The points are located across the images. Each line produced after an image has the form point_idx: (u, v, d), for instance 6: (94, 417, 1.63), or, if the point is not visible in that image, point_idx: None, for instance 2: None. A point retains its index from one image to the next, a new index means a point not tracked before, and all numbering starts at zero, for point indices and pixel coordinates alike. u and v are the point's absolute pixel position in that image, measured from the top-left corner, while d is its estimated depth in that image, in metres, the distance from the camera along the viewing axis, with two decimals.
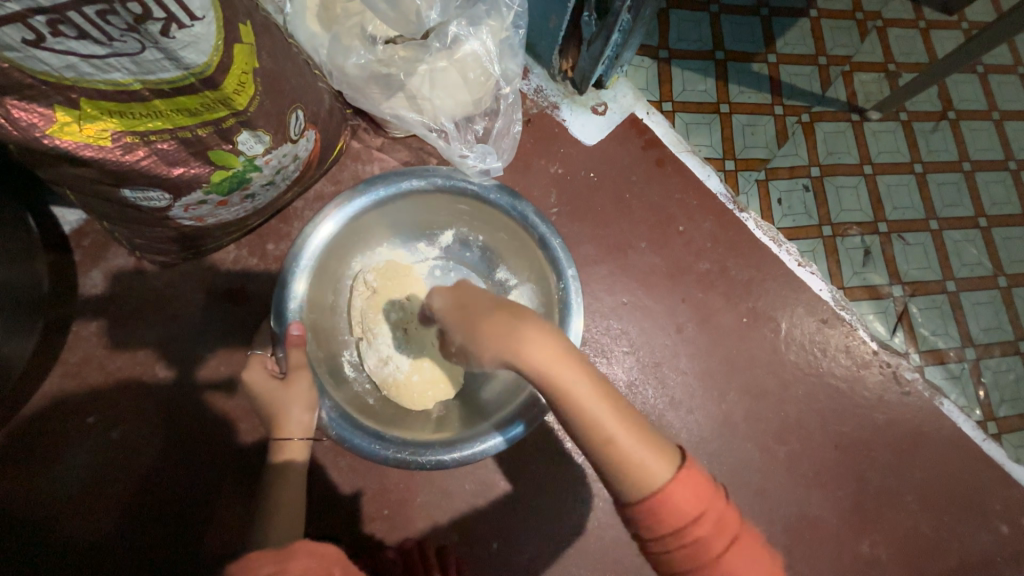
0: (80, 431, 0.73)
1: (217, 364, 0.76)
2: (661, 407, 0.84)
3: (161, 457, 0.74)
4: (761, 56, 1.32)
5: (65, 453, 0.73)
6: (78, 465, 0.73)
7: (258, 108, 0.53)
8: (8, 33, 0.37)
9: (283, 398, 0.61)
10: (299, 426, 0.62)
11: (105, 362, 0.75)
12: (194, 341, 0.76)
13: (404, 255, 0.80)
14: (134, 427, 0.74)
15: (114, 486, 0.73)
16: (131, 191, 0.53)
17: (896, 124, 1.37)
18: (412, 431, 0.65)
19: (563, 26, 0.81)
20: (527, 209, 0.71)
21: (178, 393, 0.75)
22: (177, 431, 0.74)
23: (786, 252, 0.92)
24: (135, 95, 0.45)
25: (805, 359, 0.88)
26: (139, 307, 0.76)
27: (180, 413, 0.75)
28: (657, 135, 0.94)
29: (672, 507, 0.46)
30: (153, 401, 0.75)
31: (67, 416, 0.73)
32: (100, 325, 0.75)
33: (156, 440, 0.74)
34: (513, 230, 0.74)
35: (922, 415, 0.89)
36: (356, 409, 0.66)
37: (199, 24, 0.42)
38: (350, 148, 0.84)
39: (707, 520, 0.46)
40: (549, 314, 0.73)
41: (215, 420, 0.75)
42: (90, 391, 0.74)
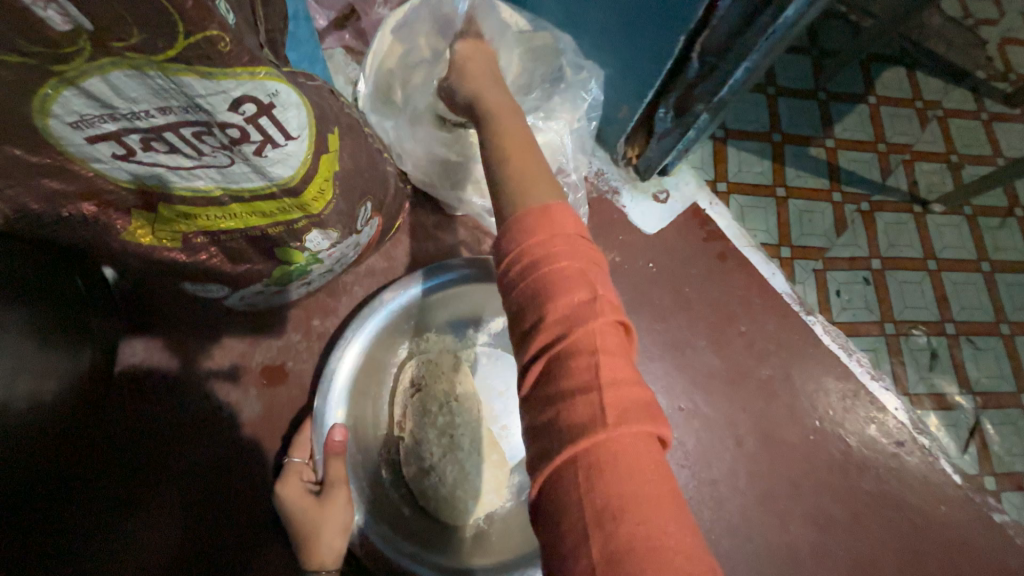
0: (93, 509, 0.68)
1: (249, 444, 0.72)
2: (717, 531, 0.76)
3: (175, 547, 0.68)
4: (819, 140, 1.29)
5: (75, 536, 0.67)
6: (83, 551, 0.67)
7: (333, 210, 0.51)
8: (99, 148, 0.35)
9: (315, 521, 0.57)
10: (330, 553, 0.57)
11: (130, 434, 0.70)
12: (227, 416, 0.72)
13: (451, 342, 0.73)
14: (150, 510, 0.69)
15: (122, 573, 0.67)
16: (193, 283, 0.52)
17: (961, 219, 1.31)
18: (456, 554, 0.60)
19: (634, 117, 0.79)
20: None
21: (200, 472, 0.70)
22: (196, 518, 0.69)
23: (856, 362, 0.85)
24: (213, 201, 0.43)
25: (879, 488, 0.79)
26: (176, 375, 0.73)
27: (201, 498, 0.70)
28: (720, 227, 0.90)
29: (535, 220, 0.42)
30: (174, 481, 0.70)
31: (82, 494, 0.68)
32: (131, 392, 0.71)
33: (172, 526, 0.69)
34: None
35: (1015, 566, 0.78)
36: (395, 523, 0.61)
37: (293, 142, 0.40)
38: (406, 223, 0.82)
39: (566, 256, 0.40)
40: None
41: (234, 507, 0.70)
42: (109, 465, 0.69)
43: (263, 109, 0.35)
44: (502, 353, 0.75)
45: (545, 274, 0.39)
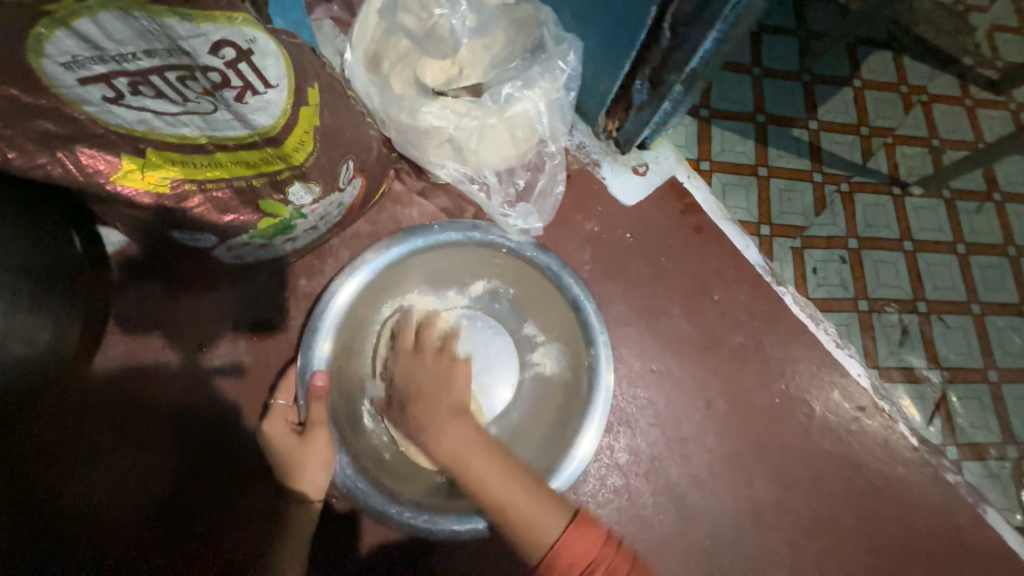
0: (94, 452, 0.73)
1: (241, 397, 0.76)
2: (684, 486, 0.80)
3: (172, 479, 0.73)
4: (802, 121, 1.32)
5: (80, 468, 0.73)
6: (89, 482, 0.73)
7: (313, 163, 0.54)
8: (90, 91, 0.38)
9: (298, 457, 0.63)
10: (312, 486, 0.63)
11: (127, 377, 0.75)
12: (219, 371, 0.76)
13: (433, 302, 0.79)
14: (147, 445, 0.74)
15: (122, 510, 0.72)
16: (181, 231, 0.54)
17: (939, 202, 1.33)
18: (432, 492, 0.66)
19: (613, 89, 0.82)
20: (563, 270, 0.72)
21: (191, 413, 0.75)
22: (190, 452, 0.74)
23: (823, 331, 0.89)
24: (199, 147, 0.46)
25: (840, 448, 0.83)
26: (170, 331, 0.76)
27: (194, 435, 0.75)
28: (697, 200, 0.93)
29: (563, 561, 0.54)
30: (169, 422, 0.75)
31: (84, 431, 0.74)
32: (128, 346, 0.76)
33: (167, 469, 0.74)
34: (546, 292, 0.75)
35: (966, 524, 0.83)
36: (375, 466, 0.67)
37: (272, 91, 0.43)
38: (391, 190, 0.84)
39: (596, 569, 0.53)
40: (577, 380, 0.72)
41: (224, 445, 0.75)
42: (108, 411, 0.74)
43: (242, 55, 0.39)
44: (481, 315, 0.80)
45: None
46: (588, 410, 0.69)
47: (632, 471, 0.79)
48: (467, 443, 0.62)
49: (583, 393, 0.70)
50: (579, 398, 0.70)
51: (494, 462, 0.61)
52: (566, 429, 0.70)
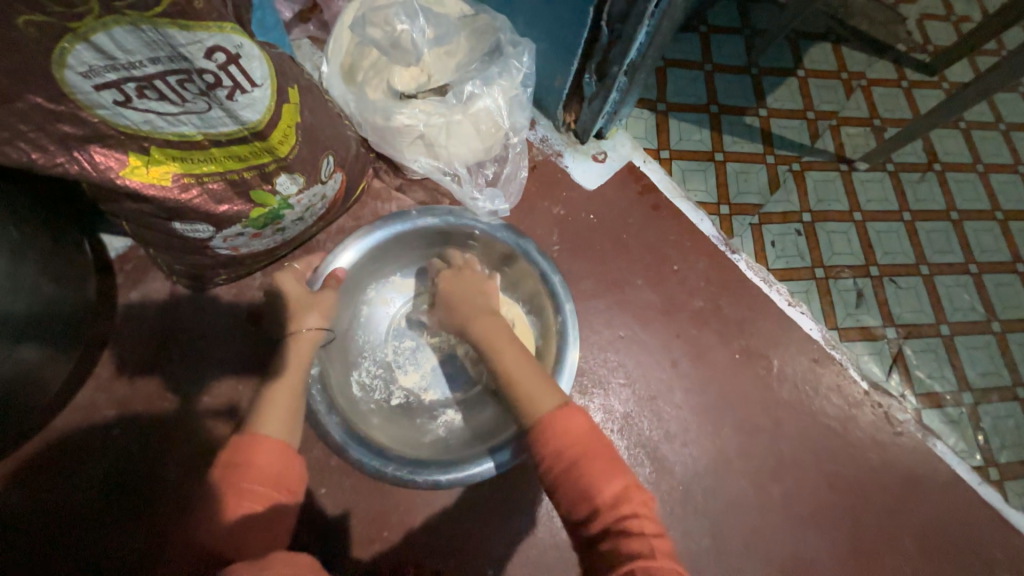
0: (103, 432, 0.80)
1: (243, 381, 0.83)
2: (657, 440, 0.86)
3: (179, 454, 0.80)
4: (752, 109, 1.42)
5: (94, 450, 0.80)
6: (102, 461, 0.79)
7: (297, 156, 0.61)
8: (103, 95, 0.45)
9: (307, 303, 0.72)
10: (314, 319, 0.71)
11: (131, 366, 0.82)
12: (222, 359, 0.83)
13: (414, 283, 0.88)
14: (155, 426, 0.81)
15: (133, 484, 0.79)
16: (181, 223, 0.61)
17: (884, 174, 1.44)
18: (413, 448, 0.75)
19: (567, 85, 0.91)
20: (532, 248, 0.80)
21: (195, 395, 0.82)
22: (194, 430, 0.81)
23: (776, 293, 0.97)
24: (196, 144, 0.53)
25: (797, 396, 0.91)
26: (169, 327, 0.84)
27: (197, 414, 0.81)
28: (654, 181, 1.02)
29: (551, 429, 0.57)
30: (174, 405, 0.82)
31: (95, 417, 0.80)
32: (129, 341, 0.83)
33: (171, 445, 0.80)
34: (517, 272, 0.83)
35: (916, 457, 0.90)
36: (363, 426, 0.74)
37: (258, 90, 0.50)
38: (371, 188, 0.92)
39: (577, 447, 0.55)
40: (547, 342, 0.80)
41: (226, 423, 0.81)
42: (115, 394, 0.81)
43: (231, 59, 0.46)
44: None
45: (574, 478, 0.54)
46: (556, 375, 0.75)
47: (608, 429, 0.86)
48: (490, 330, 0.70)
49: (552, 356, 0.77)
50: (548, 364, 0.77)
51: (511, 343, 0.68)
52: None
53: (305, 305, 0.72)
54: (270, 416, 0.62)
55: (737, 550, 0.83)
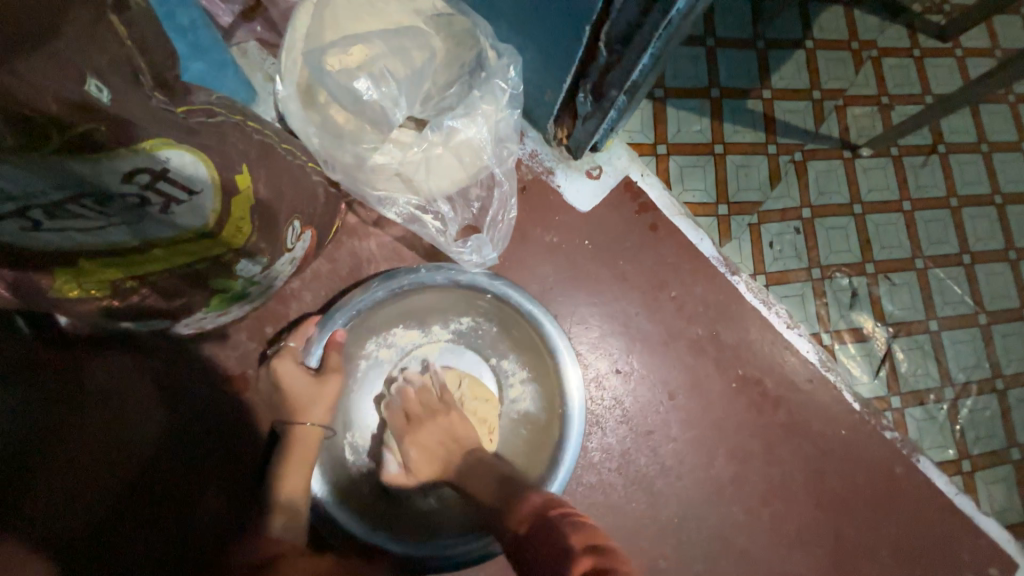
0: (88, 503, 0.76)
1: (230, 445, 0.78)
2: (652, 473, 0.87)
3: (156, 529, 0.76)
4: (756, 91, 1.31)
5: (66, 523, 0.75)
6: (75, 534, 0.75)
7: (257, 239, 0.53)
8: (8, 224, 0.37)
9: (312, 395, 0.70)
10: (321, 413, 0.70)
11: (103, 434, 0.77)
12: (210, 423, 0.78)
13: (417, 335, 0.83)
14: (131, 497, 0.76)
15: (107, 557, 0.75)
16: (134, 319, 0.54)
17: (888, 160, 1.37)
18: (399, 528, 0.74)
19: (559, 100, 0.81)
20: (545, 318, 0.76)
21: (172, 466, 0.77)
22: (170, 502, 0.77)
23: (775, 314, 0.95)
24: (134, 250, 0.45)
25: (790, 420, 0.92)
26: (146, 393, 0.78)
27: (174, 484, 0.77)
28: (652, 198, 0.94)
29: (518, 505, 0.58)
30: (150, 475, 0.77)
31: (67, 488, 0.76)
32: (104, 409, 0.77)
33: (149, 513, 0.76)
34: (522, 325, 0.79)
35: (899, 471, 0.94)
36: (350, 498, 0.74)
37: (198, 195, 0.42)
38: (346, 223, 0.84)
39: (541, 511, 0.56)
40: (552, 420, 0.78)
41: (206, 494, 0.77)
42: (96, 463, 0.76)
43: (159, 176, 0.38)
44: (464, 348, 0.84)
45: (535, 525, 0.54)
46: (563, 426, 0.75)
47: (605, 466, 0.86)
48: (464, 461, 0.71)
49: (556, 434, 0.76)
50: (555, 420, 0.77)
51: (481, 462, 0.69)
52: (546, 446, 0.77)
53: (310, 397, 0.70)
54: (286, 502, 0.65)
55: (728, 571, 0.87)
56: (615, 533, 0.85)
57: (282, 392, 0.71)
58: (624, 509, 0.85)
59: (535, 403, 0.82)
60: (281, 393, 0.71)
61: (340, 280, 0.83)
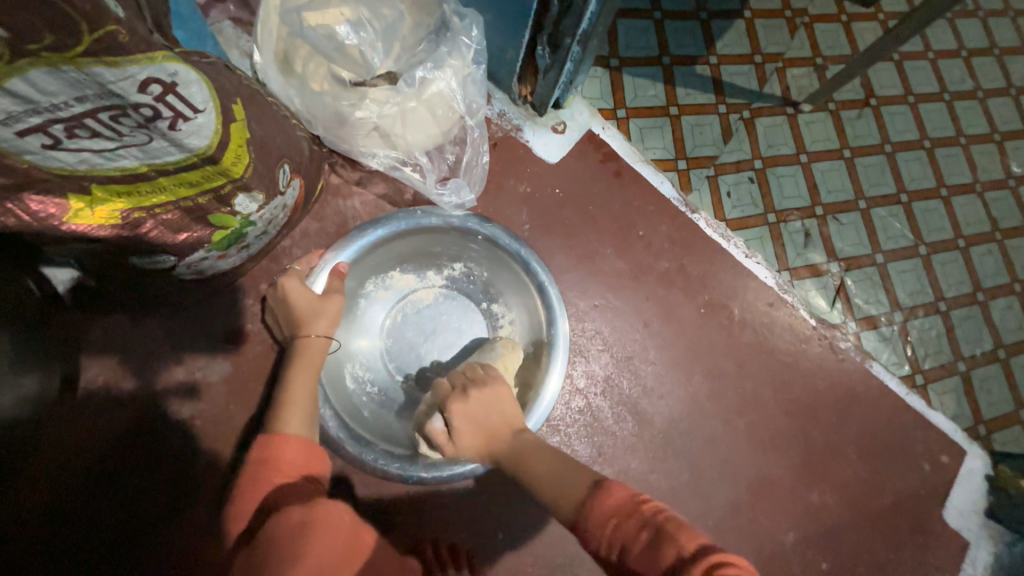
0: (98, 458, 0.80)
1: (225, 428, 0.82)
2: (636, 396, 0.94)
3: (164, 476, 0.81)
4: (703, 58, 1.41)
5: (74, 477, 0.79)
6: (83, 486, 0.79)
7: (253, 173, 0.58)
8: (29, 141, 0.41)
9: (318, 311, 0.76)
10: (326, 325, 0.76)
11: (107, 392, 0.81)
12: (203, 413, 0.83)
13: (413, 280, 0.89)
14: (138, 450, 0.81)
15: (116, 506, 0.79)
16: (139, 256, 0.58)
17: (826, 114, 1.49)
18: (393, 445, 0.80)
19: (520, 57, 0.88)
20: (534, 258, 0.82)
21: (173, 417, 0.82)
22: (177, 451, 0.82)
23: (734, 246, 1.03)
24: (142, 177, 0.49)
25: (756, 339, 1.01)
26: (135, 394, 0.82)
27: (181, 434, 0.82)
28: (614, 148, 1.02)
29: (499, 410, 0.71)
30: (157, 427, 0.82)
31: (72, 445, 0.80)
32: (90, 413, 0.81)
33: (156, 462, 0.81)
34: (514, 270, 0.86)
35: (856, 378, 1.03)
36: (352, 418, 0.80)
37: (201, 115, 0.48)
38: (330, 184, 0.89)
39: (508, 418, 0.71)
40: (539, 352, 0.84)
41: (214, 439, 0.82)
42: (100, 419, 0.81)
43: (169, 89, 0.44)
44: (458, 294, 0.91)
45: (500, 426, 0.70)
46: (550, 358, 0.81)
47: (591, 392, 0.93)
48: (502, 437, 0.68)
49: (543, 367, 0.82)
50: (542, 351, 0.83)
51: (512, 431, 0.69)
52: (534, 382, 0.82)
53: (313, 313, 0.76)
54: (291, 412, 0.68)
55: (712, 480, 0.94)
56: (606, 453, 0.92)
57: (289, 306, 0.77)
58: (611, 430, 0.92)
59: (524, 341, 0.88)
60: (287, 309, 0.77)
61: (329, 237, 0.88)
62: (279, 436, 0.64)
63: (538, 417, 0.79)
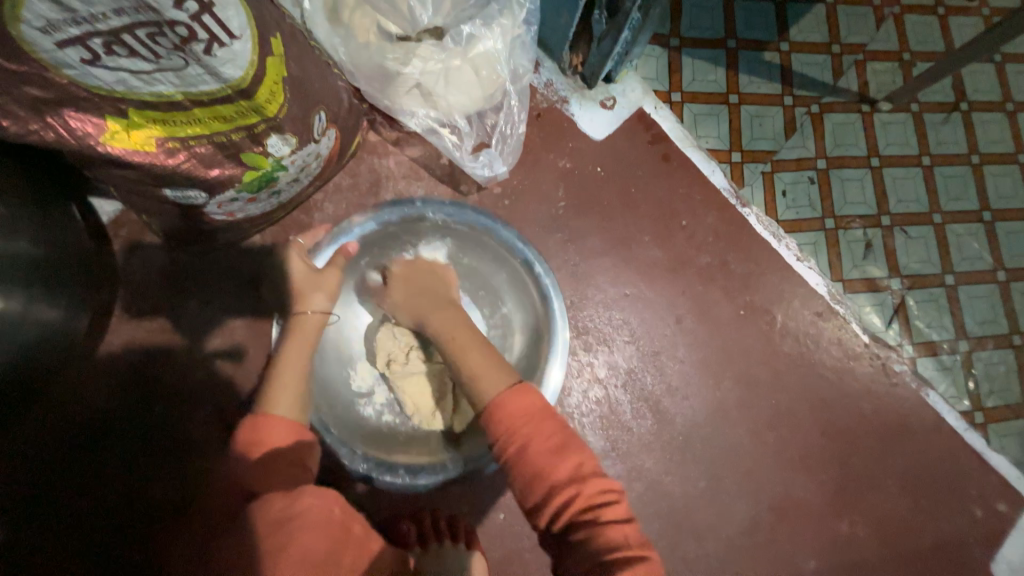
0: (120, 394, 0.82)
1: (214, 412, 0.83)
2: (659, 393, 0.89)
3: (180, 420, 0.82)
4: (773, 44, 1.30)
5: (95, 411, 0.81)
6: (103, 421, 0.81)
7: (287, 114, 0.57)
8: (67, 54, 0.40)
9: (309, 286, 0.72)
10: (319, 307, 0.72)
11: (132, 330, 0.83)
12: (190, 398, 0.83)
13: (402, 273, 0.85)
14: (158, 391, 0.82)
15: (132, 443, 0.81)
16: (172, 189, 0.58)
17: (907, 116, 1.35)
18: (382, 451, 0.75)
19: (574, 23, 0.83)
20: (537, 261, 0.78)
21: (193, 360, 0.83)
22: (193, 395, 0.83)
23: (785, 247, 0.95)
24: (176, 105, 0.48)
25: (798, 349, 0.93)
26: (144, 352, 0.83)
27: (201, 377, 0.83)
28: (664, 129, 0.96)
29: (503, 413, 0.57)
30: (177, 368, 0.83)
31: (96, 381, 0.82)
32: (113, 356, 0.82)
33: (175, 404, 0.82)
34: (524, 282, 0.81)
35: (907, 405, 0.94)
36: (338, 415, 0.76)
37: (237, 42, 0.46)
38: (367, 142, 0.88)
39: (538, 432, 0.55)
40: (534, 357, 0.79)
41: (231, 386, 0.83)
42: (125, 357, 0.82)
43: (206, 8, 0.43)
44: None
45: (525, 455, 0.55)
46: (546, 357, 0.76)
47: (612, 383, 0.89)
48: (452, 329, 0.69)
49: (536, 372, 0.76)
50: (537, 358, 0.78)
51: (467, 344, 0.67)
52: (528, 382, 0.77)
53: (309, 285, 0.72)
54: (279, 394, 0.65)
55: (731, 492, 0.89)
56: (620, 449, 0.88)
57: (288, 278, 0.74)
58: (628, 426, 0.87)
59: (517, 346, 0.83)
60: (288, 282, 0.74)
61: (360, 195, 0.87)
62: (267, 417, 0.62)
63: None
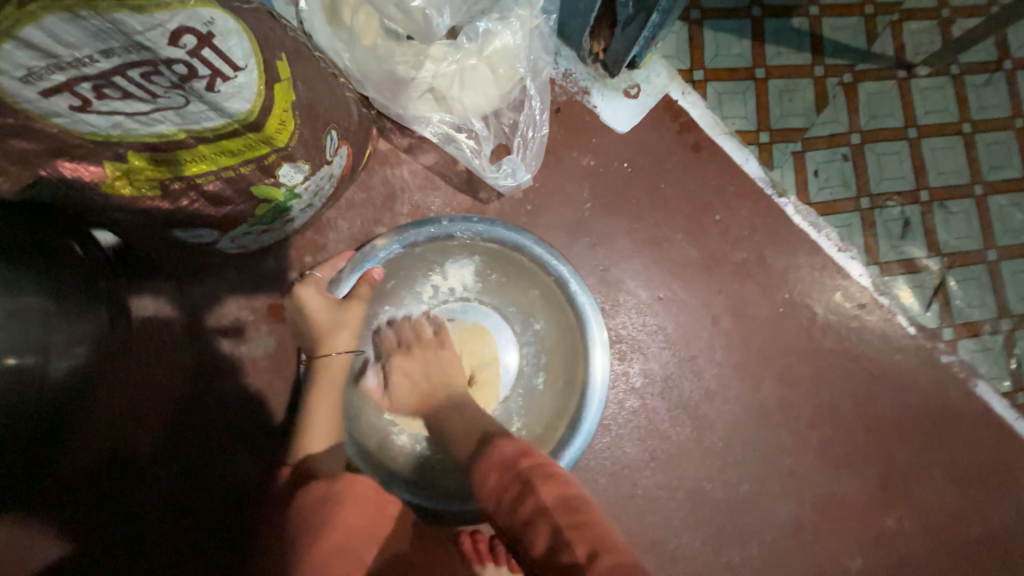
0: (149, 430, 0.80)
1: (244, 441, 0.81)
2: (697, 399, 0.86)
3: (211, 452, 0.81)
4: (802, 9, 1.19)
5: (126, 448, 0.80)
6: (135, 458, 0.80)
7: (298, 141, 0.52)
8: (55, 102, 0.36)
9: (337, 321, 0.72)
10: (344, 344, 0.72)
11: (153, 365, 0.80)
12: (217, 431, 0.81)
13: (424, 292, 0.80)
14: (186, 423, 0.81)
15: (166, 478, 0.80)
16: (182, 229, 0.54)
17: (947, 79, 1.25)
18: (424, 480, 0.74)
19: (595, 7, 0.75)
20: (565, 271, 0.75)
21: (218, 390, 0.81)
22: (222, 427, 0.81)
23: (825, 237, 0.90)
24: (179, 144, 0.43)
25: (841, 344, 0.89)
26: (167, 386, 0.81)
27: (228, 408, 0.81)
28: (693, 117, 0.89)
29: None
30: (203, 399, 0.81)
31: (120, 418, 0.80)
32: (137, 392, 0.80)
33: (204, 437, 0.81)
34: (552, 291, 0.78)
35: (955, 396, 0.90)
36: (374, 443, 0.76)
37: (242, 74, 0.41)
38: (378, 151, 0.83)
39: None
40: (574, 363, 0.77)
41: (259, 415, 0.81)
42: (149, 393, 0.80)
43: (204, 41, 0.37)
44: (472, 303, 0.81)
45: None
46: (588, 366, 0.75)
47: (648, 392, 0.86)
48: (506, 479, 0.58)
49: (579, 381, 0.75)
50: (576, 366, 0.76)
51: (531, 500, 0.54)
52: (572, 394, 0.76)
53: (335, 322, 0.72)
54: (314, 429, 0.70)
55: (774, 494, 0.87)
56: (659, 458, 0.85)
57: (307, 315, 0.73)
58: (667, 434, 0.85)
59: (551, 361, 0.80)
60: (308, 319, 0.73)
61: (375, 210, 0.82)
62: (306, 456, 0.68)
63: (575, 446, 0.73)
